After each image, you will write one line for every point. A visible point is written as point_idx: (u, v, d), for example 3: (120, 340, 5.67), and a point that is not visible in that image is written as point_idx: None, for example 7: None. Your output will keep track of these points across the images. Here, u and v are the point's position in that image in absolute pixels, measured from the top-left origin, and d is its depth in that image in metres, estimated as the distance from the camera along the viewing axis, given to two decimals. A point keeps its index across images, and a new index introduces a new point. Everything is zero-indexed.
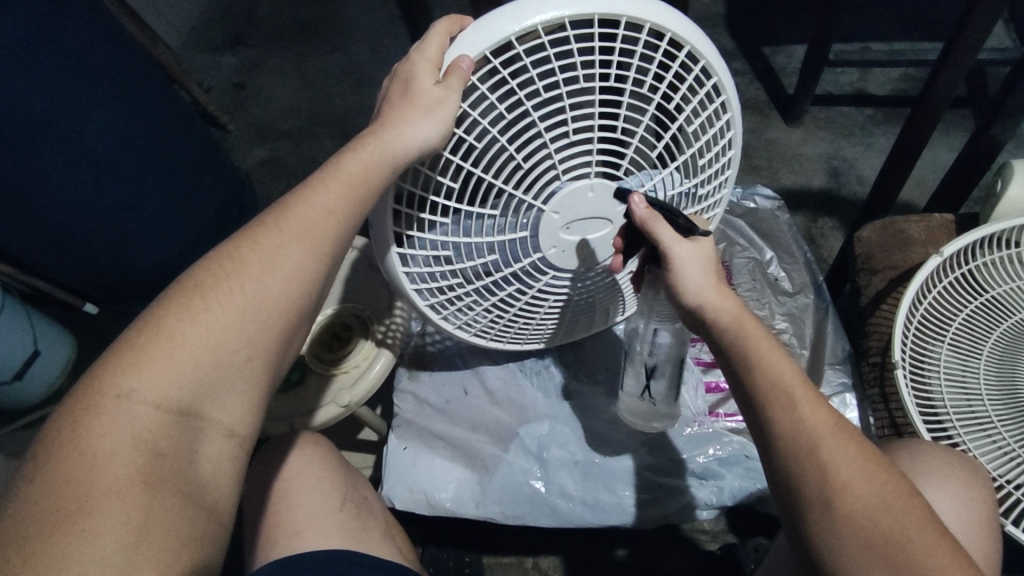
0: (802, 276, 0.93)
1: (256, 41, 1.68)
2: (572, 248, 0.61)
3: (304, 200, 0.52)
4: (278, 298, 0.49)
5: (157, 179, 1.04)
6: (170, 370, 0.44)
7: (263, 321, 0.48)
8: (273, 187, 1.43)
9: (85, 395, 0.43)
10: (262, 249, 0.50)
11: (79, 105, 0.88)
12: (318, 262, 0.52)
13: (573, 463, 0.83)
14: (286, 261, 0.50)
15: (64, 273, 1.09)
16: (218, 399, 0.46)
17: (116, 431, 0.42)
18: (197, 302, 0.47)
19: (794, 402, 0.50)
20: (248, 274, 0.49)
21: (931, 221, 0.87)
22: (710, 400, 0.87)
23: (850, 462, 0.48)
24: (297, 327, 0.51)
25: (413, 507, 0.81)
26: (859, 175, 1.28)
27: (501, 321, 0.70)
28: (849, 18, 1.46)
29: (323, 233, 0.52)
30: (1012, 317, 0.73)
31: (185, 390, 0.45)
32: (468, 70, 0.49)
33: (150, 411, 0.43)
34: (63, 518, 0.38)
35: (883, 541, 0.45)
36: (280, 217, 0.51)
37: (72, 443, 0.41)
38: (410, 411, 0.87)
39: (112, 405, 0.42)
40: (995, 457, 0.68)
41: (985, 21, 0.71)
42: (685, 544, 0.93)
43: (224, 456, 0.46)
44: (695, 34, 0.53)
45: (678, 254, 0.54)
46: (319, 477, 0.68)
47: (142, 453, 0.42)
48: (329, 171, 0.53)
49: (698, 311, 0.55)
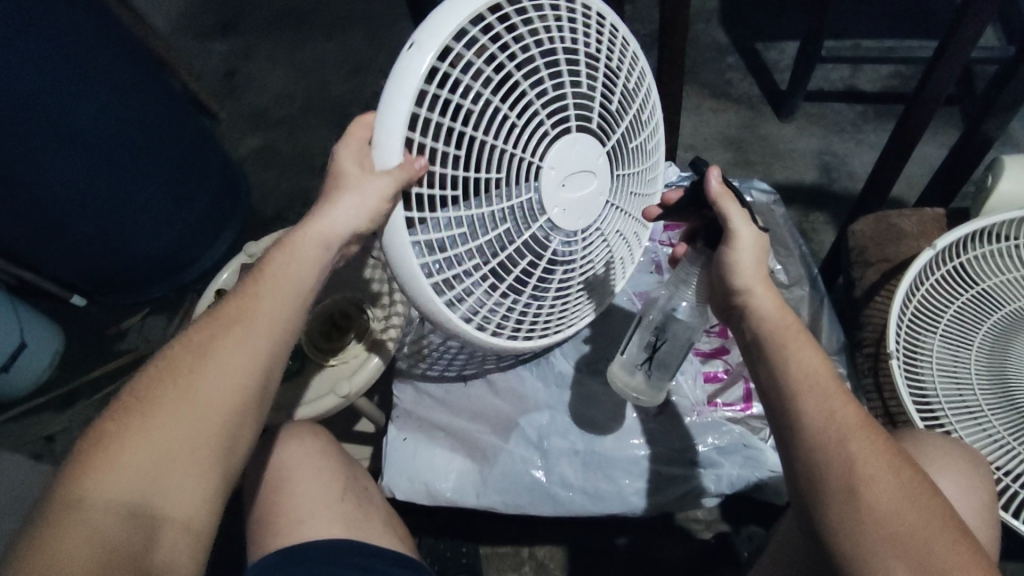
0: (798, 269, 0.94)
1: (247, 28, 1.66)
2: (575, 206, 0.59)
3: (261, 278, 0.54)
4: (227, 382, 0.49)
5: (146, 169, 1.03)
6: (130, 469, 0.45)
7: (226, 395, 0.49)
8: (265, 176, 1.41)
9: (53, 504, 0.44)
10: (224, 327, 0.51)
11: (69, 91, 0.88)
12: (270, 339, 0.52)
13: (573, 453, 0.83)
14: (246, 336, 0.51)
15: (54, 264, 1.08)
16: (179, 492, 0.46)
17: (74, 535, 0.42)
18: (147, 398, 0.48)
19: (827, 394, 0.51)
20: (210, 354, 0.50)
21: (924, 215, 0.89)
22: (709, 389, 0.87)
23: (880, 460, 0.48)
24: (265, 393, 0.52)
25: (414, 497, 0.82)
26: (850, 170, 1.30)
27: (520, 317, 0.62)
28: (841, 14, 1.48)
29: (282, 305, 0.53)
30: (1003, 308, 0.75)
31: (144, 487, 0.45)
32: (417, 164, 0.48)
33: (108, 512, 0.44)
34: None
35: (907, 535, 0.46)
36: (225, 308, 0.53)
37: (31, 551, 0.41)
38: (410, 402, 0.87)
39: (71, 513, 0.43)
40: (986, 445, 0.70)
41: (981, 18, 0.72)
42: (678, 534, 0.94)
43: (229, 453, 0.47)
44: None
45: (744, 236, 0.55)
46: (323, 466, 0.68)
47: (98, 550, 0.42)
48: (284, 250, 0.55)
49: (741, 295, 0.57)
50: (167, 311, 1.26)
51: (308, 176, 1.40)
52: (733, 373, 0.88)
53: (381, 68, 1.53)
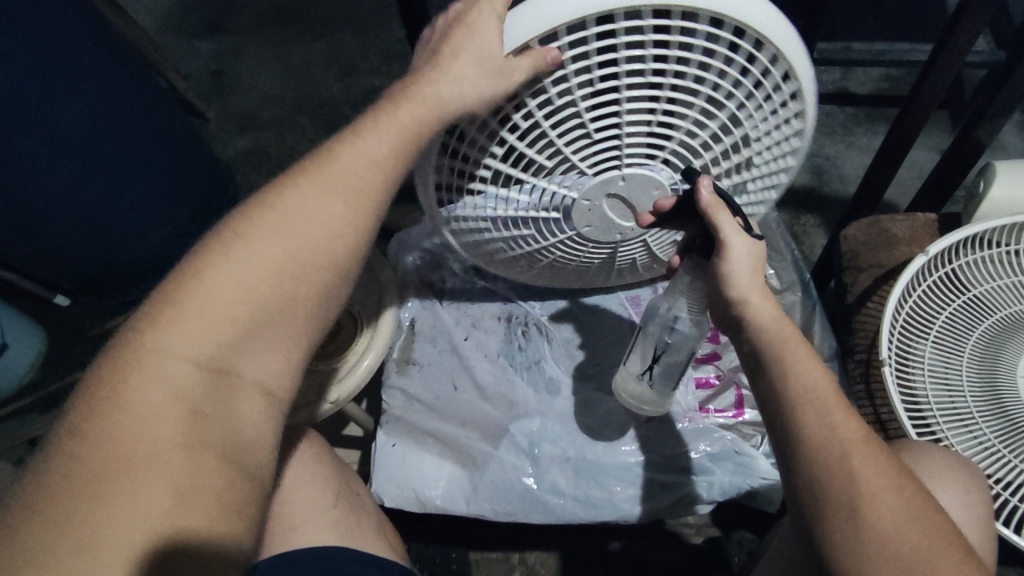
0: (790, 274, 0.94)
1: (235, 27, 1.64)
2: (601, 226, 0.64)
3: (350, 145, 0.52)
4: (313, 256, 0.49)
5: (132, 169, 1.01)
6: (205, 322, 0.46)
7: (296, 283, 0.49)
8: (254, 176, 1.40)
9: (131, 341, 0.45)
10: (300, 203, 0.50)
11: (53, 90, 0.86)
12: (334, 217, 0.50)
13: (564, 460, 0.82)
14: (326, 215, 0.50)
15: (36, 265, 1.05)
16: (248, 355, 0.47)
17: (151, 385, 0.44)
18: (235, 250, 0.48)
19: (829, 408, 0.50)
20: (290, 226, 0.49)
21: (916, 220, 0.89)
22: (700, 396, 0.87)
23: (882, 476, 0.48)
24: (335, 282, 0.51)
25: (404, 505, 0.81)
26: (842, 174, 1.30)
27: (504, 255, 0.72)
28: (832, 17, 1.48)
29: (362, 184, 0.51)
30: (993, 316, 0.75)
31: (219, 347, 0.46)
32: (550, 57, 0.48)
33: (188, 366, 0.45)
34: (90, 489, 0.40)
35: (909, 553, 0.47)
36: (320, 167, 0.51)
37: (112, 394, 0.43)
38: (399, 408, 0.86)
39: (154, 359, 0.44)
40: (976, 453, 0.70)
41: (976, 24, 0.71)
42: (671, 540, 0.93)
43: (258, 413, 0.48)
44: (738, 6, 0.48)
45: (736, 248, 0.53)
46: (316, 471, 0.67)
47: (179, 402, 0.44)
48: (379, 117, 0.52)
49: (738, 305, 0.55)
50: None
51: None
52: (725, 379, 0.87)
53: (371, 68, 1.52)
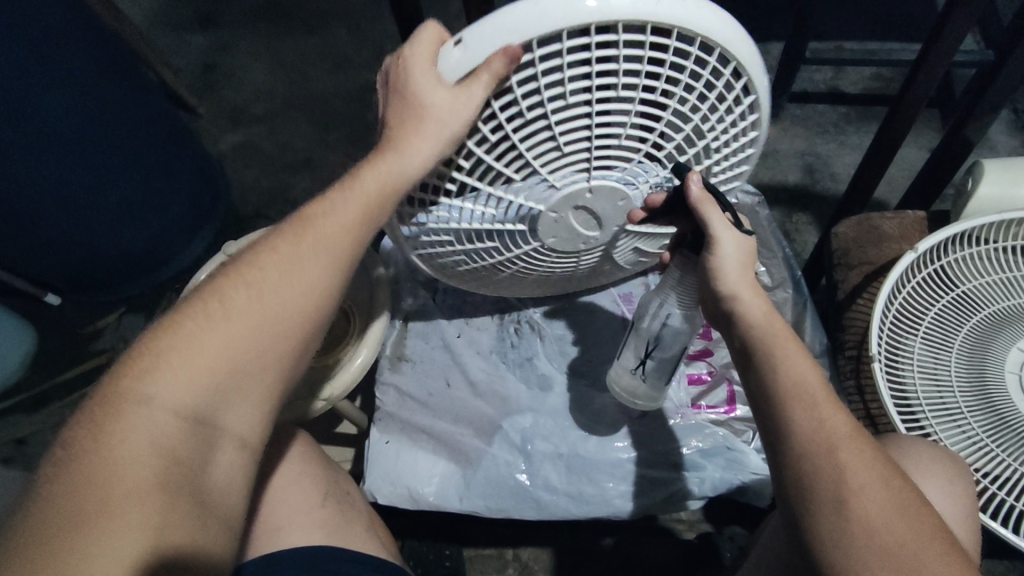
0: (781, 271, 0.95)
1: (227, 21, 1.63)
2: (567, 236, 0.62)
3: (323, 213, 0.54)
4: (292, 312, 0.51)
5: (122, 166, 1.00)
6: (188, 373, 0.46)
7: (274, 338, 0.50)
8: (246, 173, 1.39)
9: (111, 393, 0.45)
10: (281, 261, 0.51)
11: (41, 86, 0.85)
12: (312, 275, 0.52)
13: (556, 456, 0.82)
14: (303, 275, 0.51)
15: (25, 263, 1.05)
16: (229, 406, 0.48)
17: (134, 435, 0.44)
18: (216, 307, 0.49)
19: (817, 403, 0.50)
20: (267, 284, 0.50)
21: (906, 218, 0.90)
22: (693, 392, 0.87)
23: (868, 470, 0.49)
24: (310, 336, 0.53)
25: (397, 502, 0.81)
26: (833, 172, 1.31)
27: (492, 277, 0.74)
28: (824, 15, 1.48)
29: (336, 247, 0.53)
30: (982, 311, 0.76)
31: (200, 398, 0.46)
32: (511, 57, 0.45)
33: (168, 415, 0.45)
34: (78, 520, 0.40)
35: (898, 545, 0.47)
36: (299, 229, 0.53)
37: (94, 444, 0.43)
38: (392, 405, 0.86)
39: (134, 409, 0.44)
40: (965, 447, 0.71)
41: (964, 23, 0.72)
42: (661, 535, 0.94)
43: (235, 464, 0.48)
44: (682, 13, 0.46)
45: (726, 245, 0.54)
46: (304, 471, 0.67)
47: (160, 457, 0.44)
48: (346, 183, 0.55)
49: (729, 299, 0.55)
50: (144, 310, 1.23)
51: (290, 174, 1.38)
52: (717, 376, 0.88)
53: (364, 65, 1.51)
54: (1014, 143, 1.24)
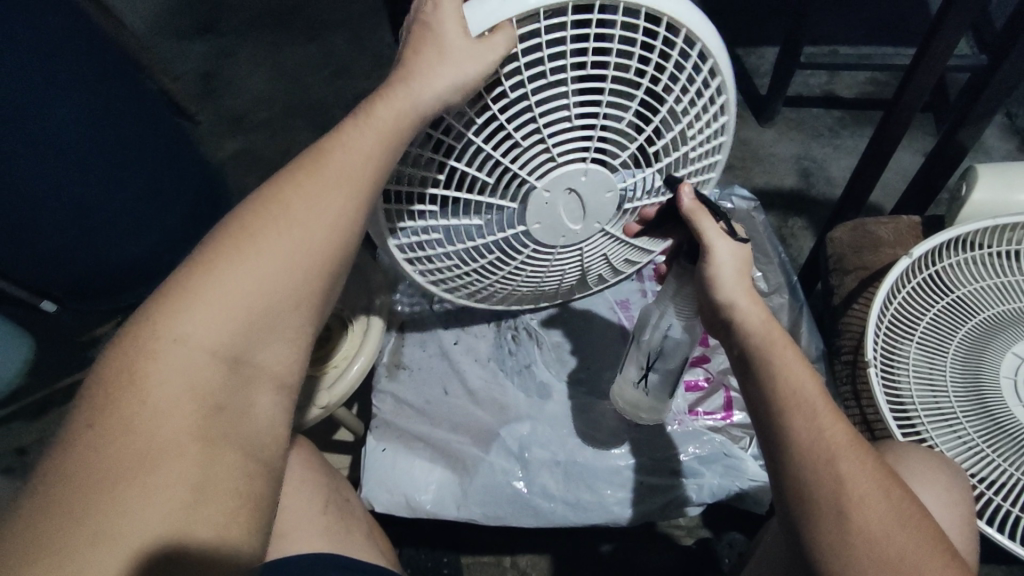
0: (777, 277, 0.95)
1: (225, 29, 1.63)
2: (552, 224, 0.61)
3: (342, 144, 0.50)
4: (322, 244, 0.48)
5: (120, 174, 1.00)
6: (219, 314, 0.44)
7: (306, 270, 0.47)
8: (243, 180, 1.39)
9: (137, 338, 0.42)
10: (305, 193, 0.48)
11: (39, 93, 0.85)
12: (340, 203, 0.48)
13: (554, 463, 0.82)
14: (330, 205, 0.48)
15: (22, 270, 1.05)
16: (265, 344, 0.46)
17: (169, 380, 0.42)
18: (243, 243, 0.46)
19: (815, 414, 0.50)
20: (292, 217, 0.47)
21: (901, 223, 0.90)
22: (690, 398, 0.87)
23: (867, 478, 0.49)
24: (341, 268, 0.50)
25: (394, 509, 0.81)
26: (829, 176, 1.31)
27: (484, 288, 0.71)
28: (819, 21, 1.49)
29: (364, 178, 0.49)
30: (977, 316, 0.76)
31: (235, 337, 0.44)
32: (511, 31, 0.48)
33: (201, 355, 0.43)
34: (121, 475, 0.39)
35: (895, 556, 0.46)
36: (320, 159, 0.49)
37: (129, 389, 0.41)
38: (389, 412, 0.86)
39: (165, 350, 0.42)
40: (961, 452, 0.71)
41: (955, 29, 0.72)
42: (660, 541, 0.94)
43: (275, 406, 0.47)
44: (692, 16, 0.51)
45: (719, 251, 0.55)
46: (307, 478, 0.66)
47: (199, 399, 0.42)
48: (361, 117, 0.51)
49: (727, 308, 0.56)
50: None
51: None
52: (715, 382, 0.88)
53: (361, 72, 1.52)
54: (1008, 147, 1.24)
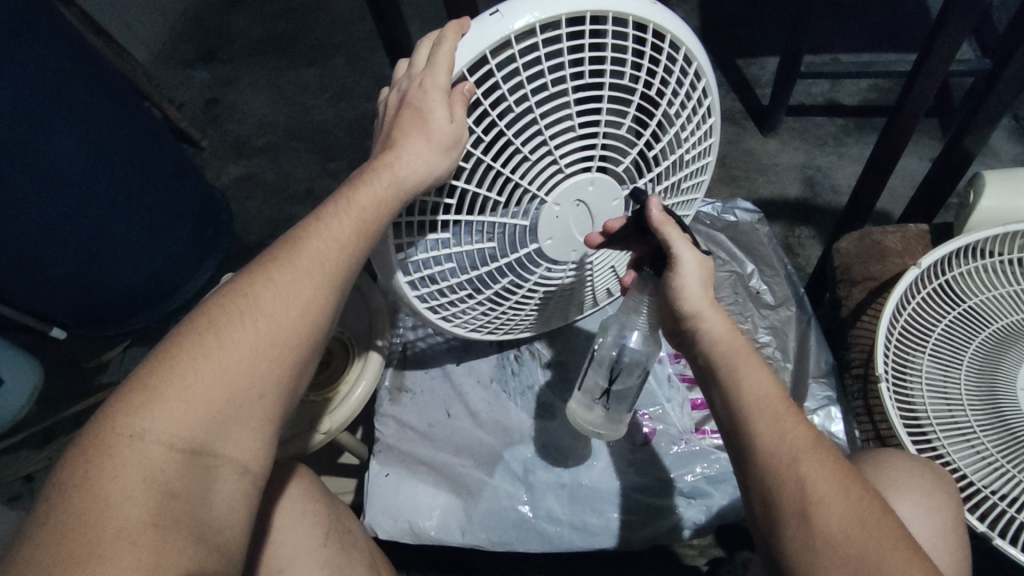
0: (783, 289, 0.94)
1: (229, 56, 1.66)
2: (564, 238, 0.60)
3: (317, 234, 0.52)
4: (290, 334, 0.49)
5: (126, 202, 1.01)
6: (183, 408, 0.44)
7: (275, 359, 0.48)
8: (247, 204, 1.39)
9: (99, 432, 0.42)
10: (275, 284, 0.49)
11: (47, 125, 0.86)
12: (307, 295, 0.50)
13: (560, 486, 0.81)
14: (298, 297, 0.50)
15: (32, 301, 1.06)
16: (228, 436, 0.46)
17: (129, 472, 0.41)
18: (209, 339, 0.47)
19: (777, 416, 0.50)
20: (261, 311, 0.48)
21: (908, 232, 0.88)
22: (696, 417, 0.86)
23: (830, 480, 0.48)
24: (309, 358, 0.51)
25: (398, 536, 0.79)
26: (835, 184, 1.30)
27: (497, 318, 0.70)
28: (819, 29, 1.49)
29: (334, 267, 0.51)
30: (990, 326, 0.74)
31: (197, 429, 0.45)
32: (469, 94, 0.48)
33: (162, 452, 0.43)
34: (73, 563, 0.38)
35: (857, 558, 0.46)
36: (292, 251, 0.51)
37: (86, 482, 0.41)
38: (392, 436, 0.85)
39: (126, 446, 0.42)
40: (977, 466, 0.68)
41: (956, 35, 0.71)
42: (673, 562, 0.91)
43: (235, 493, 0.46)
44: (675, 22, 0.53)
45: (685, 261, 0.53)
46: (307, 508, 0.64)
47: (153, 493, 0.42)
48: (340, 204, 0.53)
49: (692, 319, 0.55)
50: (148, 343, 1.23)
51: (290, 202, 1.38)
52: None
53: (362, 93, 1.53)
54: (1017, 151, 1.22)
